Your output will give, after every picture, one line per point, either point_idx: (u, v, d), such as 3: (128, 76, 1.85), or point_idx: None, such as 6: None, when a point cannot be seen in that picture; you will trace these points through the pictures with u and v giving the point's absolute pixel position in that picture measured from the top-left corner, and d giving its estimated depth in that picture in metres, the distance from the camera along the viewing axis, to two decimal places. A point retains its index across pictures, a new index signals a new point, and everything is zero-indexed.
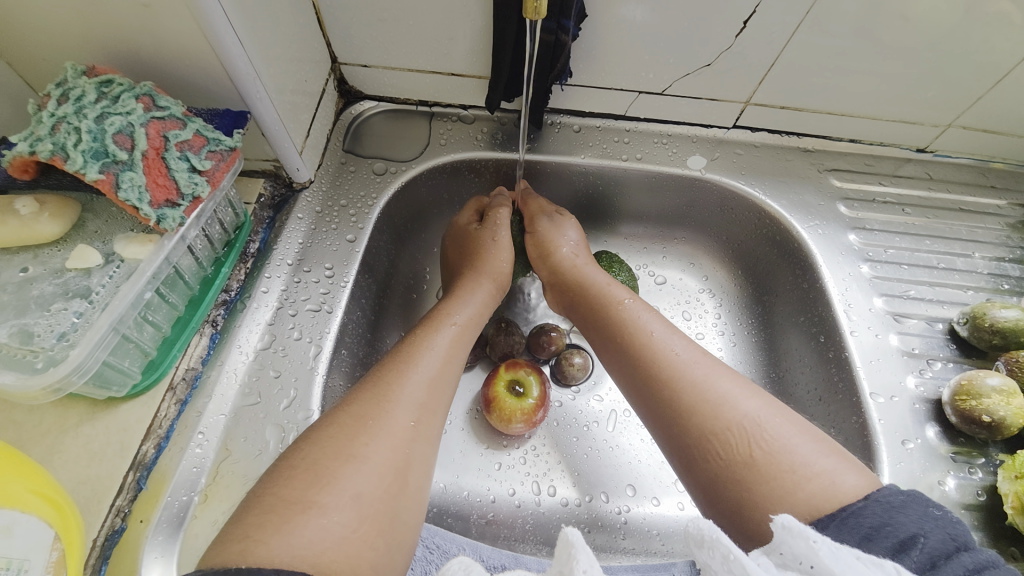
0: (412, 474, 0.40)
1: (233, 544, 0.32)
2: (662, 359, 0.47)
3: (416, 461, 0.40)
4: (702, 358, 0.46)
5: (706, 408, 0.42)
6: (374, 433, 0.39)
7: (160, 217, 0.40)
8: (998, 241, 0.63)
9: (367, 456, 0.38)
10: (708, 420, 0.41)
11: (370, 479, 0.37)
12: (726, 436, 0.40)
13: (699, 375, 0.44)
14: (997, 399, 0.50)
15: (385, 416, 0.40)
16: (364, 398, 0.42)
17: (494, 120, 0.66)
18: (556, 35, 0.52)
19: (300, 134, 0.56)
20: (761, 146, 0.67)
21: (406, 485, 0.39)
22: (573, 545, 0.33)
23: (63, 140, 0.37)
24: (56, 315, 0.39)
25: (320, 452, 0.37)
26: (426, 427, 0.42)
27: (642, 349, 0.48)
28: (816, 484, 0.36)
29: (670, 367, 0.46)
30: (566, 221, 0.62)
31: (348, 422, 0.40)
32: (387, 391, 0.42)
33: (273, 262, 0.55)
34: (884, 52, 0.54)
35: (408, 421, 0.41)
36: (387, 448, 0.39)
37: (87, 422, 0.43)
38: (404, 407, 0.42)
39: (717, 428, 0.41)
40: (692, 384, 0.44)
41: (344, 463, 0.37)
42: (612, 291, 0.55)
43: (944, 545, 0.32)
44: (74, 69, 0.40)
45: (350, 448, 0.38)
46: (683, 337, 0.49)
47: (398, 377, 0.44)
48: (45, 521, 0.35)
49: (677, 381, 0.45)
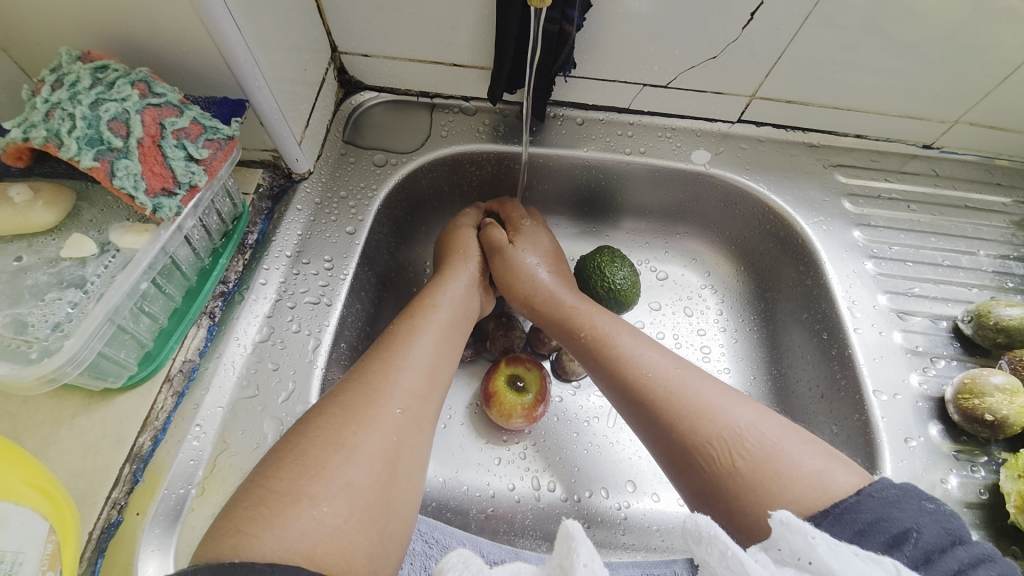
0: (403, 462, 0.39)
1: (227, 538, 0.31)
2: (643, 372, 0.46)
3: (405, 449, 0.40)
4: (678, 371, 0.45)
5: (687, 422, 0.41)
6: (362, 421, 0.39)
7: (157, 206, 0.39)
8: (1003, 238, 0.62)
9: (355, 445, 0.37)
10: (690, 434, 0.41)
11: (364, 470, 0.37)
12: (707, 449, 0.40)
13: (678, 387, 0.44)
14: (1000, 398, 0.49)
15: (374, 406, 0.40)
16: (351, 388, 0.41)
17: (496, 112, 0.65)
18: (559, 25, 0.51)
19: (299, 124, 0.55)
20: (765, 140, 0.67)
21: (395, 473, 0.38)
22: (573, 539, 0.32)
23: (57, 127, 0.36)
24: (51, 306, 0.38)
25: (310, 441, 0.37)
26: (416, 416, 0.42)
27: (620, 364, 0.48)
28: (803, 486, 0.36)
29: (648, 380, 0.45)
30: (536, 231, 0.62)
31: (336, 411, 0.39)
32: (375, 381, 0.42)
33: (272, 254, 0.54)
34: (893, 46, 0.53)
35: (397, 410, 0.41)
36: (375, 438, 0.38)
37: (83, 414, 0.43)
38: (394, 396, 0.41)
39: (699, 441, 0.40)
40: (670, 399, 0.43)
41: (333, 452, 0.37)
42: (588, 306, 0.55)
43: (940, 539, 0.31)
44: (69, 54, 0.39)
45: (338, 437, 0.37)
46: (660, 349, 0.49)
47: (384, 368, 0.43)
48: (39, 512, 0.34)
49: (656, 394, 0.44)
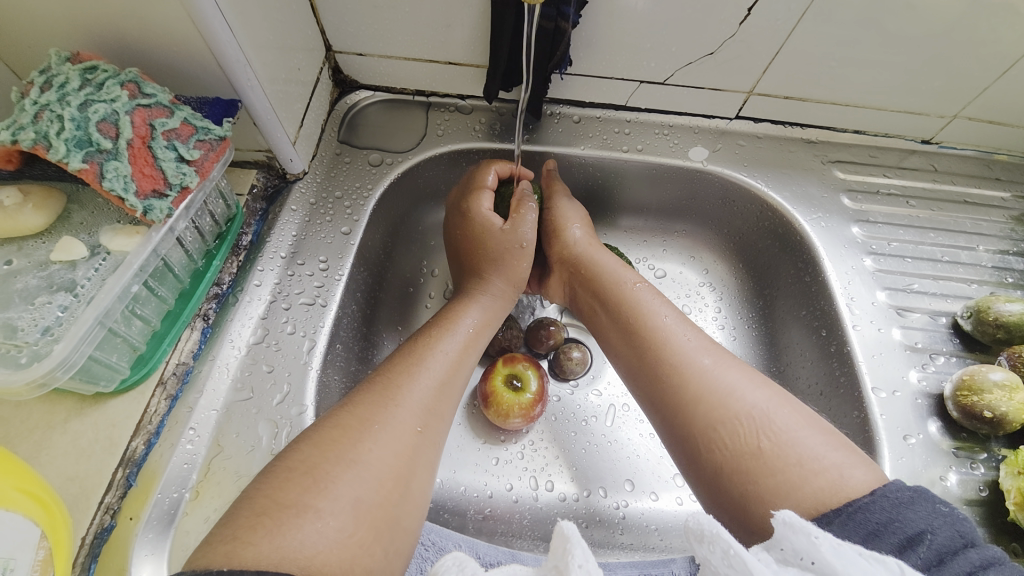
0: (415, 482, 0.39)
1: (220, 545, 0.31)
2: (674, 347, 0.46)
3: (418, 467, 0.39)
4: (711, 350, 0.45)
5: (713, 399, 0.41)
6: (376, 437, 0.38)
7: (147, 208, 0.39)
8: (1002, 234, 0.62)
9: (366, 461, 0.37)
10: (717, 409, 0.41)
11: (371, 487, 0.36)
12: (732, 426, 0.39)
13: (708, 365, 0.44)
14: (999, 395, 0.49)
15: (390, 420, 0.40)
16: (370, 399, 0.41)
17: (492, 110, 0.65)
18: (554, 22, 0.51)
19: (293, 124, 0.54)
20: (763, 137, 0.66)
21: (408, 490, 0.38)
22: (568, 539, 0.32)
23: (45, 128, 0.36)
24: (40, 309, 0.38)
25: (322, 454, 0.37)
26: (430, 433, 0.42)
27: (652, 336, 0.48)
28: (823, 479, 0.35)
29: (680, 354, 0.45)
30: (576, 206, 0.61)
31: (352, 424, 0.39)
32: (394, 393, 0.42)
33: (267, 256, 0.54)
34: (891, 41, 0.53)
35: (414, 426, 0.41)
36: (388, 454, 0.38)
37: (75, 418, 0.42)
38: (408, 411, 0.41)
39: (725, 418, 0.40)
40: (701, 374, 0.43)
41: (344, 468, 0.36)
42: (624, 275, 0.54)
43: (953, 541, 0.31)
44: (57, 55, 0.39)
45: (352, 452, 0.37)
46: (694, 327, 0.49)
47: (407, 380, 0.43)
48: (32, 518, 0.34)
49: (684, 370, 0.44)
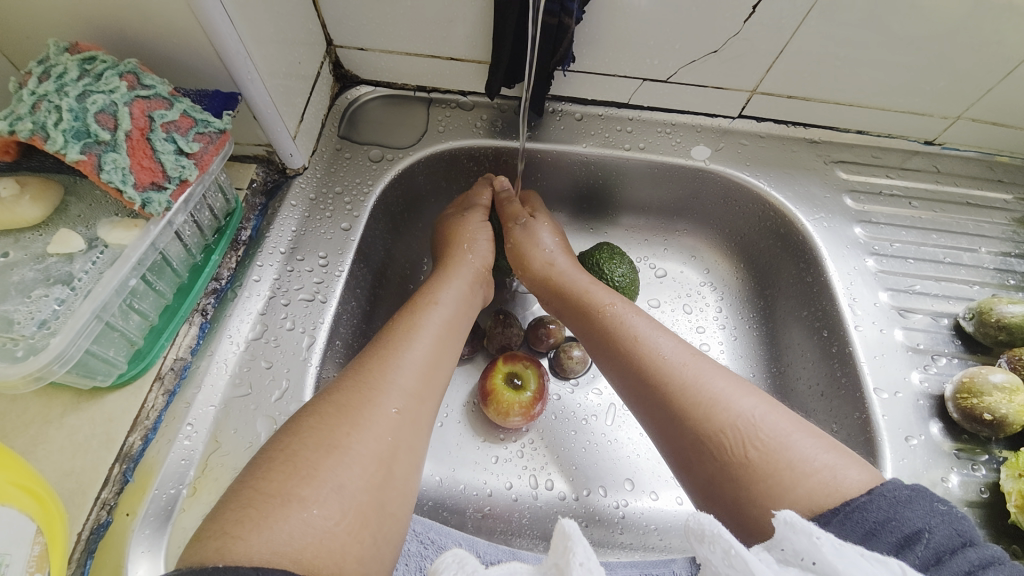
0: (399, 465, 0.38)
1: (211, 541, 0.31)
2: (653, 360, 0.46)
3: (402, 449, 0.39)
4: (692, 359, 0.45)
5: (700, 411, 0.41)
6: (357, 422, 0.38)
7: (146, 201, 0.38)
8: (1004, 235, 0.62)
9: (349, 447, 0.37)
10: (703, 422, 0.40)
11: (356, 473, 0.36)
12: (720, 438, 0.39)
13: (691, 376, 0.43)
14: (999, 397, 0.49)
15: (371, 408, 0.39)
16: (347, 388, 0.40)
17: (494, 107, 0.65)
18: (558, 18, 0.50)
19: (293, 118, 0.54)
20: (766, 136, 0.66)
21: (391, 474, 0.38)
22: (570, 537, 0.31)
23: (43, 119, 0.35)
24: (37, 303, 0.37)
25: (302, 442, 0.36)
26: (413, 417, 0.41)
27: (632, 353, 0.47)
28: (816, 479, 0.35)
29: (660, 368, 0.45)
30: (537, 225, 0.61)
31: (331, 411, 0.39)
32: (371, 381, 0.41)
33: (266, 251, 0.53)
34: (896, 40, 0.53)
35: (393, 410, 0.40)
36: (370, 441, 0.38)
37: (72, 412, 0.42)
38: (389, 395, 0.40)
39: (712, 430, 0.40)
40: (683, 387, 0.43)
41: (327, 455, 0.36)
42: (598, 291, 0.55)
43: (950, 540, 0.31)
44: (56, 45, 0.39)
45: (332, 439, 0.37)
46: (673, 338, 0.48)
47: (382, 367, 0.42)
48: (28, 513, 0.33)
49: (670, 381, 0.44)
